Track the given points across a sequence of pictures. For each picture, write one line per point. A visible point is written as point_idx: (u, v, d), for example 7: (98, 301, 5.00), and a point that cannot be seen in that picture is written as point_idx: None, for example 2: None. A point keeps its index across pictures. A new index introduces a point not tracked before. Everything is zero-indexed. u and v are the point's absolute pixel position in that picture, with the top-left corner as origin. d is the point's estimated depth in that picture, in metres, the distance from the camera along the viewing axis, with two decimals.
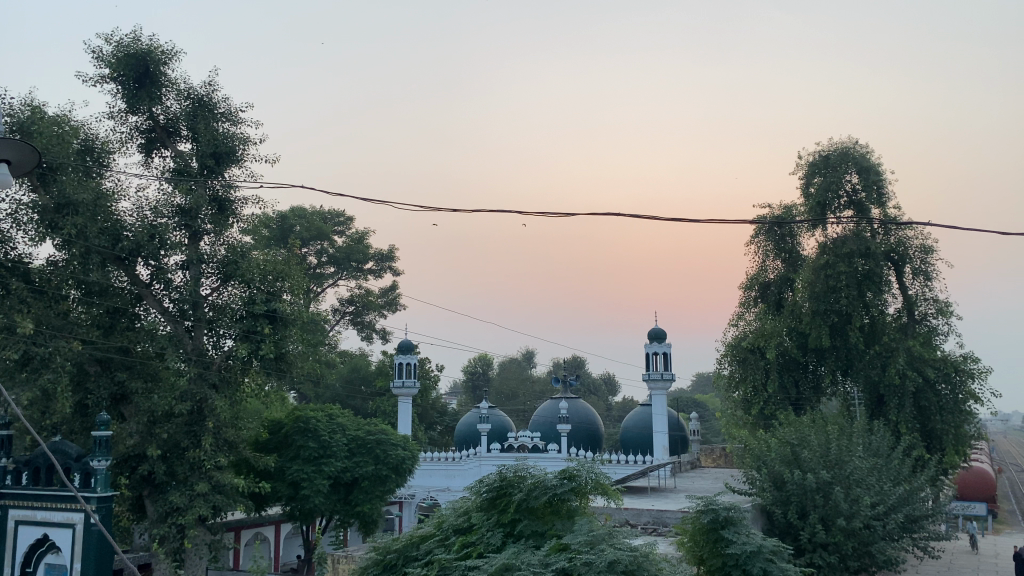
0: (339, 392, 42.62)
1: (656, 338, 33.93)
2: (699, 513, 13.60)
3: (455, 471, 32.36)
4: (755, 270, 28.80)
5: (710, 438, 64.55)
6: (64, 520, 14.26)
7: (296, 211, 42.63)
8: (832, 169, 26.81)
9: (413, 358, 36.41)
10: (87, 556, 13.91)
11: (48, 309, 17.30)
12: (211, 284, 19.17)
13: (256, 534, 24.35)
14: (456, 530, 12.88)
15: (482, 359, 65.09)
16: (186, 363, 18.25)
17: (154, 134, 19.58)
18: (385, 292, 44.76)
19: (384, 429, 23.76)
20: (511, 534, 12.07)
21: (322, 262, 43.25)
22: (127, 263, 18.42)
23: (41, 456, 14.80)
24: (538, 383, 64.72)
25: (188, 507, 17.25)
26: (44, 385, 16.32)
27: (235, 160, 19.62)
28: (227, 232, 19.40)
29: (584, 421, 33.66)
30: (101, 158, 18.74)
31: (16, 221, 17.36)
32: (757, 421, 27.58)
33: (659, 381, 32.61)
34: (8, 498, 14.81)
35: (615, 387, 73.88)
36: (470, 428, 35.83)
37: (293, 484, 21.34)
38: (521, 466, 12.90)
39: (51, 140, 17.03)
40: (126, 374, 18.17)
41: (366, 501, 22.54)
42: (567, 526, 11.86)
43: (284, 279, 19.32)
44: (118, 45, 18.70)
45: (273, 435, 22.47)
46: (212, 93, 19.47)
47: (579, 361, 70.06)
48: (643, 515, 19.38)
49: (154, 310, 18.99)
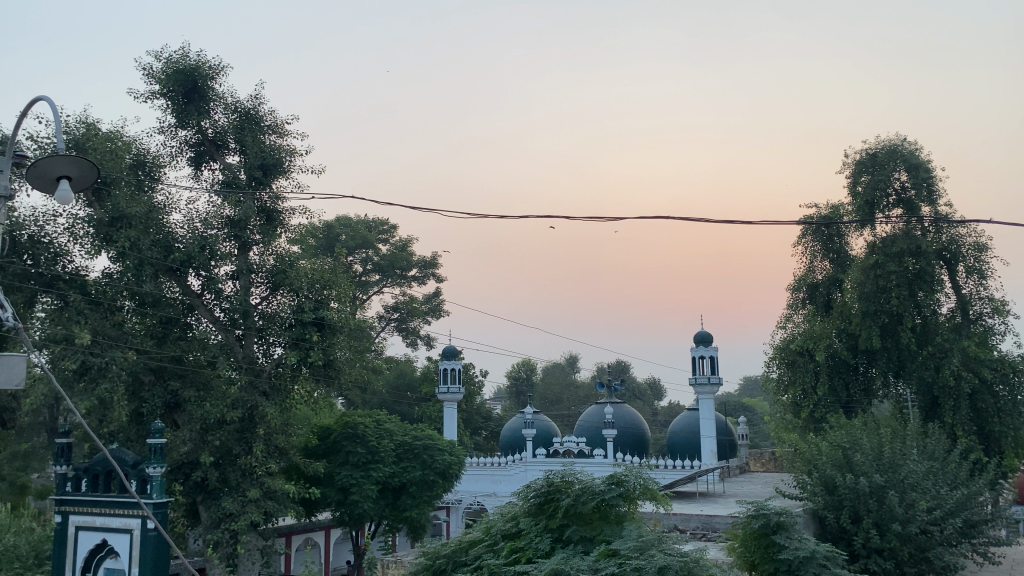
0: (385, 398, 43.01)
1: (702, 342, 33.64)
2: (749, 518, 13.46)
3: (501, 476, 32.40)
4: (802, 271, 28.36)
5: (759, 442, 63.62)
6: (121, 525, 14.62)
7: (341, 220, 43.21)
8: (880, 167, 26.31)
9: (458, 364, 36.58)
10: (144, 560, 14.22)
11: (103, 320, 17.80)
12: (260, 293, 19.50)
13: (307, 539, 24.71)
14: (505, 535, 12.93)
15: (525, 364, 64.81)
16: (237, 371, 18.61)
17: (203, 147, 20.04)
18: (428, 298, 45.11)
19: (431, 434, 23.92)
20: (560, 540, 12.08)
21: (367, 270, 43.72)
22: (179, 274, 18.83)
23: (98, 464, 15.19)
24: (583, 388, 64.56)
25: (240, 512, 17.53)
26: (101, 394, 16.77)
27: (281, 171, 19.98)
28: (275, 242, 19.76)
29: (630, 426, 33.42)
30: (152, 172, 19.23)
31: (73, 234, 17.93)
32: (807, 425, 27.19)
33: (706, 385, 32.26)
34: (67, 504, 15.26)
35: (660, 391, 73.23)
36: (515, 433, 35.87)
37: (341, 490, 21.58)
38: (568, 471, 12.94)
39: (104, 155, 17.55)
40: (179, 383, 18.58)
41: (413, 506, 22.63)
42: (616, 531, 11.79)
43: (331, 287, 19.69)
44: (167, 61, 19.17)
45: (322, 441, 22.81)
46: (258, 106, 19.85)
47: (622, 366, 69.59)
48: (692, 521, 19.26)
49: (205, 320, 19.41)
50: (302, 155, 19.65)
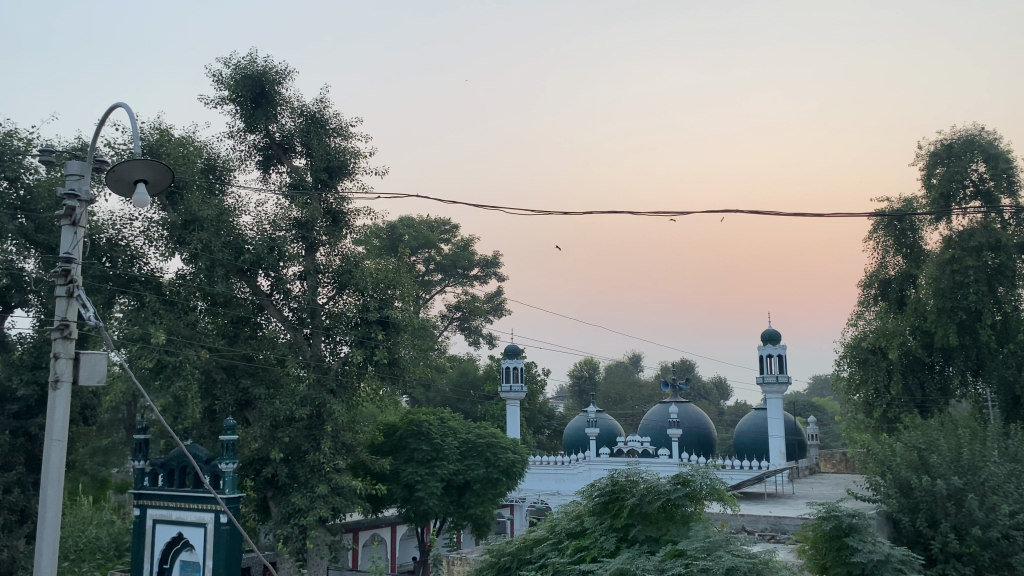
0: (449, 397, 43.31)
1: (770, 340, 32.98)
2: (821, 520, 13.14)
3: (565, 475, 32.32)
4: (874, 267, 27.53)
5: (830, 442, 62.10)
6: (196, 519, 15.05)
7: (404, 220, 43.77)
8: (956, 158, 25.37)
9: (520, 363, 36.61)
10: (217, 553, 14.63)
11: (177, 320, 18.38)
12: (327, 293, 19.84)
13: (374, 535, 25.06)
14: (569, 534, 12.89)
15: (588, 363, 64.41)
16: (305, 369, 19.00)
17: (271, 150, 20.51)
18: (490, 297, 45.31)
19: (494, 433, 24.02)
20: (625, 539, 11.98)
21: (430, 270, 44.17)
22: (249, 275, 19.30)
23: (173, 459, 15.69)
24: (647, 387, 64.11)
25: (309, 508, 17.88)
26: (176, 391, 17.32)
27: (346, 173, 20.30)
28: (341, 243, 20.08)
29: (696, 426, 32.94)
30: (223, 176, 19.75)
31: (148, 238, 18.71)
32: (880, 425, 26.45)
33: (774, 385, 31.60)
34: (145, 498, 15.79)
35: (726, 391, 71.96)
36: (579, 432, 35.71)
37: (407, 487, 21.84)
38: (633, 471, 12.83)
39: (177, 160, 18.18)
40: (250, 381, 19.09)
41: (478, 504, 22.76)
42: (683, 531, 11.66)
43: (395, 287, 19.90)
44: (236, 68, 19.68)
45: (388, 439, 23.13)
46: (324, 110, 20.21)
47: (687, 364, 68.62)
48: (760, 522, 18.95)
49: (275, 319, 19.79)
50: (366, 157, 19.94)
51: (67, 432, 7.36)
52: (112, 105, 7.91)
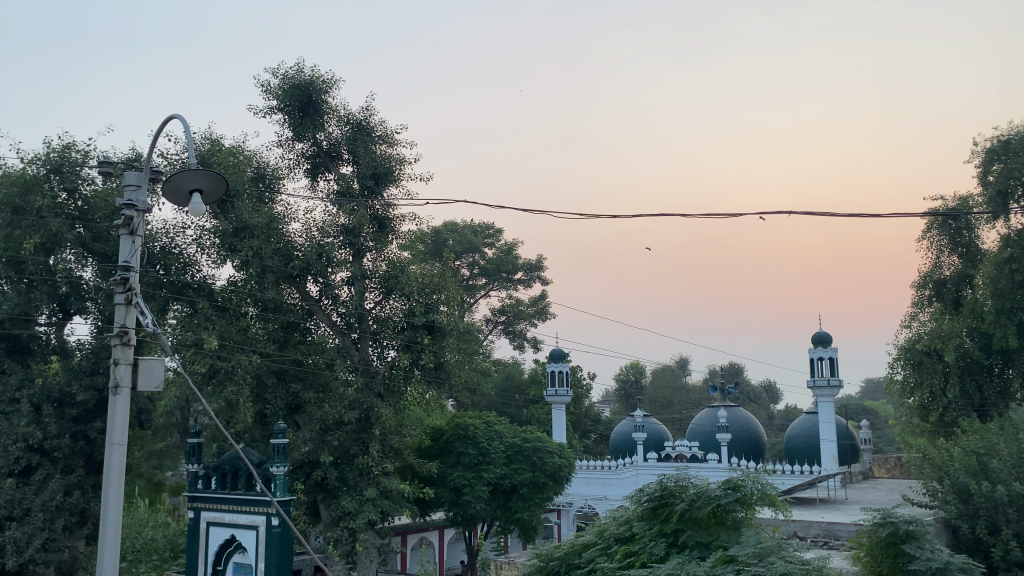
0: (494, 401, 43.37)
1: (820, 343, 32.39)
2: (875, 527, 12.84)
3: (613, 480, 32.13)
4: (929, 267, 26.87)
5: (883, 447, 60.82)
6: (248, 522, 15.30)
7: (448, 225, 44.07)
8: (1014, 154, 24.67)
9: (566, 366, 36.51)
10: (269, 555, 14.85)
11: (229, 326, 18.74)
12: (374, 298, 20.06)
13: (422, 539, 25.21)
14: (618, 539, 12.82)
15: (634, 367, 64.00)
16: (353, 373, 19.23)
17: (319, 158, 20.83)
18: (534, 301, 45.31)
19: (540, 437, 24.02)
20: (675, 545, 11.86)
21: (474, 274, 44.38)
22: (298, 281, 19.59)
23: (226, 463, 15.99)
24: (694, 391, 63.49)
25: (359, 511, 18.05)
26: (229, 396, 17.65)
27: (392, 180, 20.51)
28: (388, 248, 20.27)
29: (745, 430, 32.50)
30: (272, 184, 20.10)
31: (201, 246, 19.14)
32: (937, 429, 25.83)
33: (826, 388, 31.06)
34: (199, 500, 16.10)
35: (775, 394, 70.84)
36: (626, 437, 35.49)
37: (454, 490, 21.93)
38: (682, 476, 12.69)
39: (228, 169, 18.57)
40: (300, 385, 19.38)
41: (525, 508, 22.76)
42: (733, 537, 11.51)
43: (440, 291, 19.97)
44: (284, 78, 20.01)
45: (434, 442, 23.27)
46: (370, 118, 20.47)
47: (736, 368, 67.71)
48: (812, 528, 18.67)
49: (323, 324, 20.06)
50: (412, 163, 20.14)
51: (126, 436, 7.54)
52: (167, 117, 8.09)
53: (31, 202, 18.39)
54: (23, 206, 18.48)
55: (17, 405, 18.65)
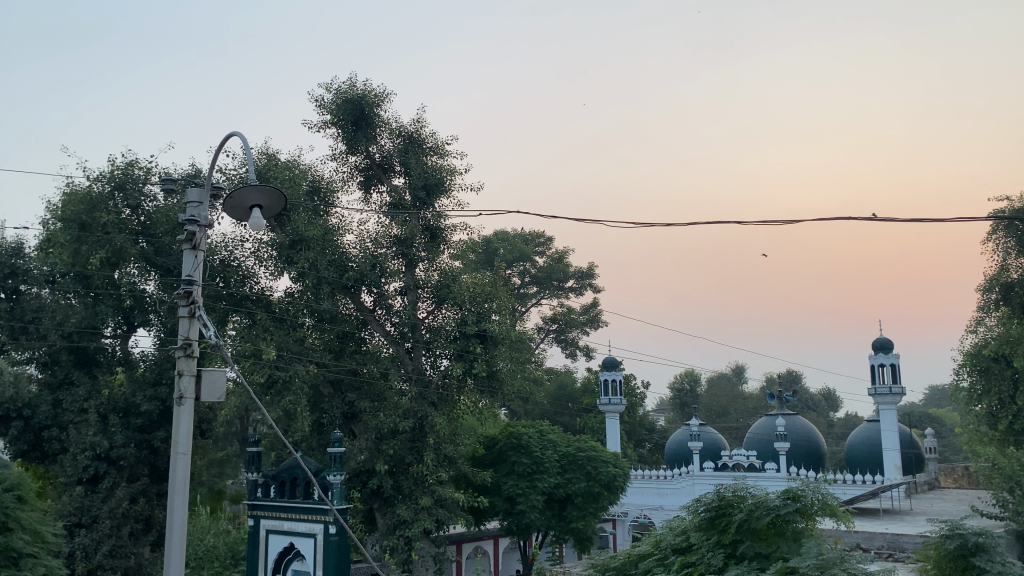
0: (547, 410, 43.33)
1: (881, 349, 31.64)
2: (943, 539, 12.44)
3: (668, 490, 31.80)
4: (994, 270, 26.02)
5: (950, 456, 59.00)
6: (306, 530, 15.53)
7: (499, 234, 44.30)
8: None
9: (619, 375, 36.26)
10: (327, 563, 15.05)
11: (287, 336, 19.11)
12: (427, 307, 20.24)
13: (477, 548, 25.29)
14: (675, 550, 12.66)
15: (689, 375, 63.29)
16: (407, 382, 19.40)
17: (372, 170, 21.12)
18: (587, 309, 45.16)
19: (595, 446, 23.89)
20: (733, 556, 11.66)
21: (525, 282, 44.43)
22: (353, 291, 19.87)
23: (285, 471, 16.28)
24: (751, 399, 62.47)
25: (414, 519, 18.16)
26: (287, 405, 17.99)
27: (443, 191, 20.69)
28: (439, 258, 20.44)
29: (804, 439, 31.86)
30: (327, 197, 20.42)
31: (259, 258, 19.65)
32: (1006, 438, 24.98)
33: (887, 396, 30.37)
34: (259, 509, 16.41)
35: (835, 402, 69.30)
36: (681, 446, 35.09)
37: (508, 499, 21.94)
38: (740, 485, 12.52)
39: (284, 182, 19.00)
40: (355, 394, 19.65)
41: (580, 518, 22.67)
42: (794, 548, 11.26)
43: (492, 300, 20.04)
44: (337, 92, 20.36)
45: (488, 451, 23.34)
46: (421, 130, 20.69)
47: (794, 375, 66.48)
48: (876, 540, 18.29)
49: (378, 334, 20.26)
50: (463, 174, 20.30)
51: (190, 446, 7.73)
52: (227, 134, 8.30)
53: (96, 219, 19.01)
54: (89, 223, 19.11)
55: (85, 415, 19.26)
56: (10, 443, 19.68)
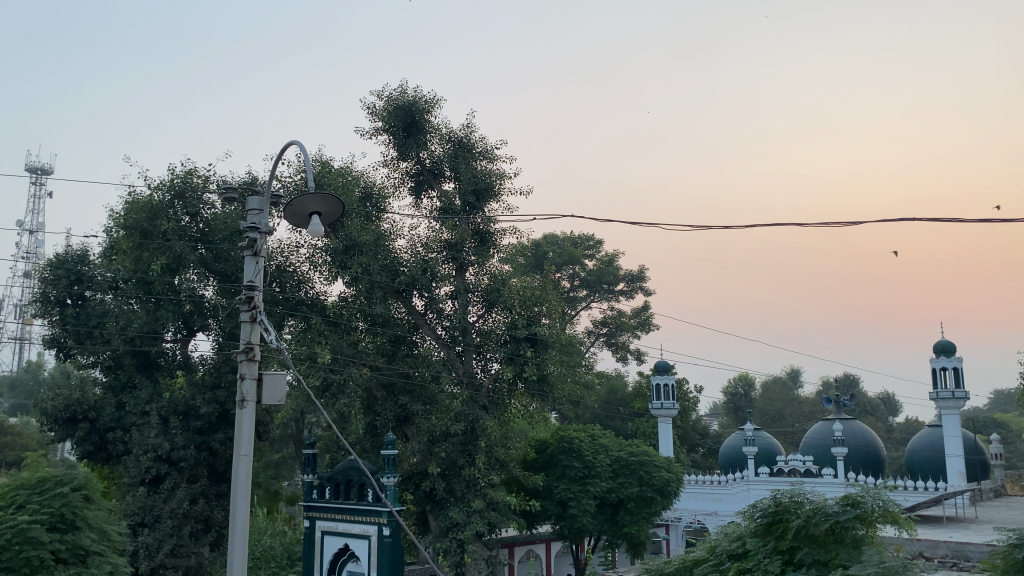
0: (598, 414, 43.18)
1: (943, 352, 30.81)
2: (1011, 548, 12.07)
3: (723, 495, 31.40)
4: None
5: (1017, 463, 57.16)
6: (360, 531, 15.73)
7: (548, 238, 44.31)
8: None
9: (671, 378, 35.94)
10: (381, 565, 15.20)
11: (341, 339, 19.43)
12: (477, 311, 20.35)
13: (529, 551, 25.31)
14: (731, 556, 12.48)
15: (742, 378, 62.44)
16: (458, 386, 19.54)
17: (422, 176, 21.33)
18: (637, 312, 44.87)
19: (647, 451, 23.72)
20: (791, 562, 11.46)
21: (575, 286, 44.36)
22: (404, 295, 20.14)
23: (339, 473, 16.51)
24: (807, 403, 61.33)
25: (467, 522, 18.23)
26: (342, 408, 18.21)
27: (493, 195, 20.75)
28: (489, 262, 20.53)
29: (862, 444, 31.17)
30: (379, 203, 20.68)
31: (314, 264, 20.01)
32: None
33: (950, 401, 29.60)
34: (314, 510, 16.69)
35: (895, 407, 67.60)
36: (736, 451, 34.61)
37: (560, 503, 21.90)
38: (797, 491, 12.33)
39: (338, 189, 19.31)
40: (408, 397, 19.84)
41: (633, 523, 22.53)
42: (854, 556, 11.02)
43: (542, 303, 20.01)
44: (388, 99, 20.61)
45: (540, 454, 23.35)
46: (470, 135, 20.81)
47: (851, 379, 65.03)
48: (940, 548, 17.84)
49: (429, 337, 20.47)
50: (512, 178, 20.35)
51: (252, 448, 7.90)
52: (287, 143, 8.46)
53: (157, 226, 19.53)
54: (150, 230, 19.63)
55: (147, 418, 19.80)
56: (76, 444, 20.33)
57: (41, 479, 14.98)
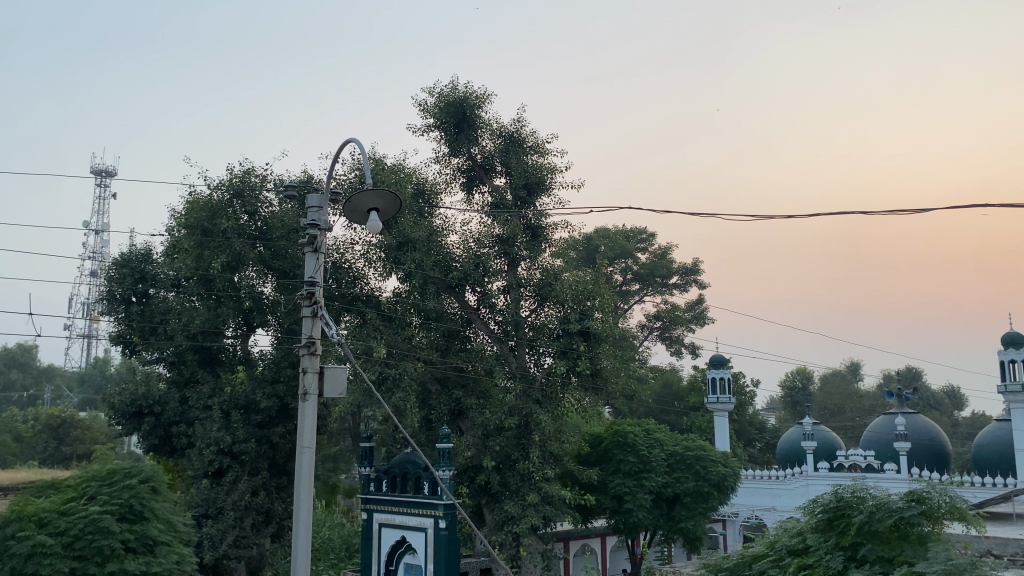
0: (653, 408, 42.92)
1: (1011, 344, 29.85)
2: None
3: (781, 491, 30.90)
4: None
5: None
6: (417, 524, 15.92)
7: (600, 232, 44.14)
8: None
9: (727, 373, 35.47)
10: (438, 558, 15.35)
11: (395, 335, 19.74)
12: (529, 306, 20.36)
13: (584, 545, 25.30)
14: (791, 551, 12.31)
15: (801, 372, 61.39)
16: (512, 380, 19.60)
17: (474, 172, 21.44)
18: (692, 306, 44.41)
19: (703, 446, 23.49)
20: (854, 559, 11.24)
21: (628, 279, 44.12)
22: (457, 291, 20.25)
23: (396, 466, 16.72)
24: (868, 397, 59.93)
25: (522, 516, 18.32)
26: (397, 402, 18.43)
27: (545, 189, 20.74)
28: (541, 257, 20.53)
29: (926, 439, 30.36)
30: (431, 199, 20.83)
31: (369, 260, 20.27)
32: None
33: (1019, 394, 28.67)
34: (372, 502, 16.97)
35: (961, 401, 65.67)
36: (794, 446, 34.03)
37: (615, 498, 21.86)
38: (860, 486, 12.10)
39: (391, 185, 19.55)
40: (462, 392, 20.01)
41: (689, 518, 22.36)
42: (919, 553, 10.77)
43: (595, 297, 19.92)
44: (440, 96, 20.74)
45: (594, 449, 23.31)
46: (521, 129, 20.82)
47: (914, 372, 63.33)
48: (1010, 546, 17.29)
49: (483, 333, 20.58)
50: (564, 172, 20.32)
51: (314, 441, 8.06)
52: (345, 142, 8.59)
53: (218, 225, 20.01)
54: (211, 229, 20.12)
55: (209, 412, 20.31)
56: (143, 437, 20.98)
57: (111, 471, 15.50)
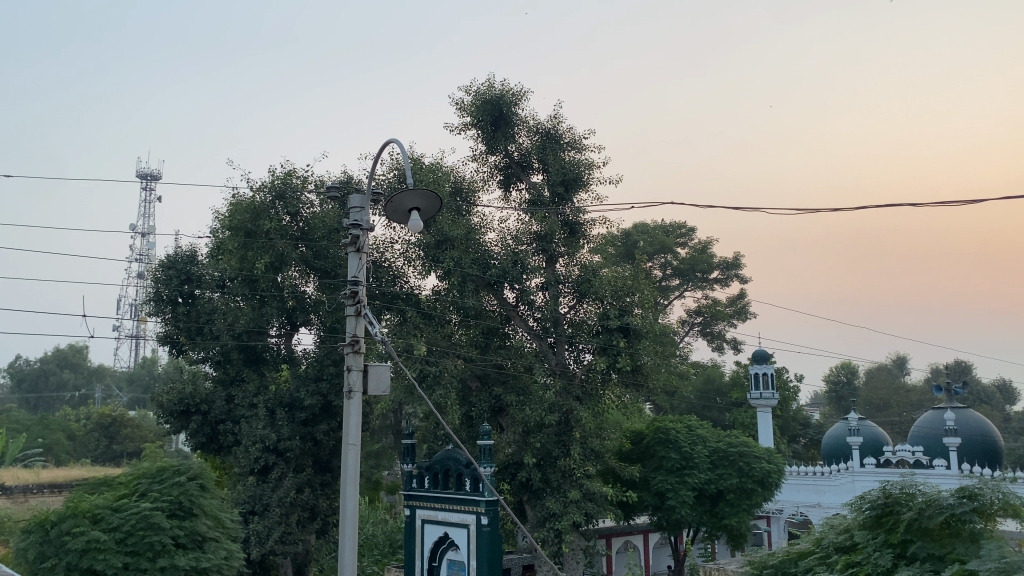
0: (694, 404, 42.62)
1: None
2: None
3: (826, 487, 30.41)
4: None
5: None
6: (459, 520, 16.01)
7: (638, 227, 43.94)
8: None
9: (770, 368, 35.04)
10: (480, 554, 15.43)
11: (436, 333, 19.91)
12: (568, 302, 20.36)
13: (626, 542, 25.22)
14: (838, 549, 12.13)
15: (845, 366, 60.46)
16: (551, 377, 19.77)
17: (511, 169, 21.46)
18: (733, 300, 43.97)
19: (746, 442, 23.27)
20: (903, 556, 11.04)
21: (668, 275, 43.84)
22: (496, 288, 20.28)
23: (438, 463, 16.84)
24: (915, 391, 58.80)
25: (563, 512, 18.30)
26: (438, 399, 18.53)
27: (582, 185, 20.71)
28: (580, 253, 20.44)
29: (977, 434, 29.69)
30: (469, 197, 20.90)
31: (408, 258, 20.41)
32: None
33: None
34: (415, 499, 17.12)
35: (1012, 395, 64.08)
36: (839, 441, 33.52)
37: (658, 495, 21.75)
38: (909, 482, 11.89)
39: (429, 184, 19.67)
40: (502, 388, 20.10)
41: (732, 515, 22.15)
42: (971, 551, 10.56)
43: (634, 293, 19.80)
44: (476, 94, 20.80)
45: (636, 445, 23.21)
46: (558, 125, 20.79)
47: (962, 365, 62.03)
48: None
49: (522, 329, 20.66)
50: (601, 168, 20.28)
51: (359, 438, 8.15)
52: (385, 142, 8.69)
53: (260, 226, 20.31)
54: (253, 230, 20.41)
55: (255, 410, 20.64)
56: (190, 435, 21.40)
57: (161, 468, 15.87)
